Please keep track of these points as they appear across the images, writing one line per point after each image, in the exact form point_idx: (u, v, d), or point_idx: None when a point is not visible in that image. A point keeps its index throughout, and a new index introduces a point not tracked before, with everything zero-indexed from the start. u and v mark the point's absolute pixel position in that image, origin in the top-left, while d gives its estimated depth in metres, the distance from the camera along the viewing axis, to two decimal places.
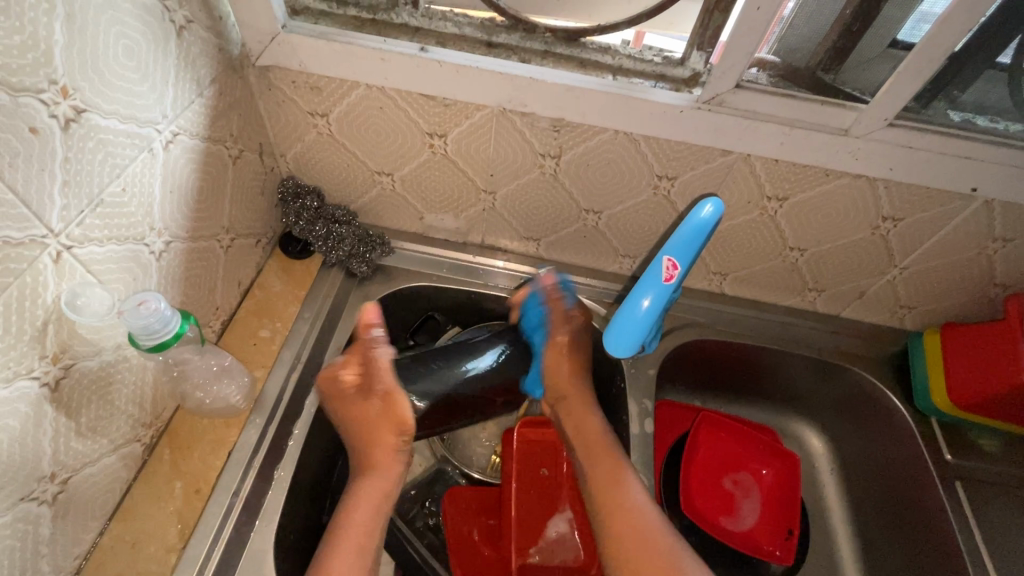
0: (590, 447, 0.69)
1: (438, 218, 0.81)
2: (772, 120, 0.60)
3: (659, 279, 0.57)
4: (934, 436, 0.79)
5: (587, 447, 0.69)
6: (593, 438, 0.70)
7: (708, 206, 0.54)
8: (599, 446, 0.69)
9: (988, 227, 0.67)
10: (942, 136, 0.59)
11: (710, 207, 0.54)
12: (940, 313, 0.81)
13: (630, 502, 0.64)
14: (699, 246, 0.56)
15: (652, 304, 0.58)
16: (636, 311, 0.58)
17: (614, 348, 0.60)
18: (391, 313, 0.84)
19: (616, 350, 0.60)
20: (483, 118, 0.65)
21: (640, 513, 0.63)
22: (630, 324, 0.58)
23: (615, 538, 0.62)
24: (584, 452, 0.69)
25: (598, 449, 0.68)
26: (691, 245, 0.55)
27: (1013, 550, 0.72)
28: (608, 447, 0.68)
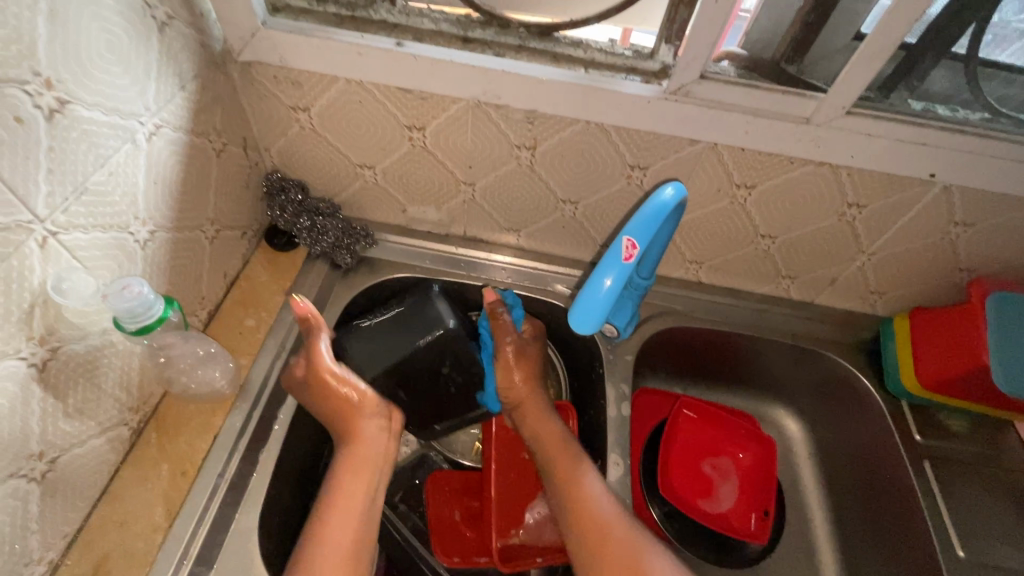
0: (552, 449, 0.72)
1: (421, 210, 0.83)
2: (737, 109, 0.62)
3: (618, 258, 0.58)
4: (904, 417, 0.81)
5: (546, 450, 0.72)
6: (553, 440, 0.72)
7: (667, 189, 0.58)
8: (555, 443, 0.72)
9: (949, 213, 0.70)
10: (900, 123, 0.62)
11: (671, 191, 0.58)
12: (909, 298, 0.83)
13: (588, 493, 0.66)
14: (654, 232, 0.58)
15: (613, 283, 0.58)
16: (597, 290, 0.58)
17: (579, 327, 0.59)
18: (375, 304, 0.86)
19: (579, 328, 0.60)
20: (459, 111, 0.67)
21: (591, 492, 0.66)
22: (592, 303, 0.59)
23: (578, 529, 0.65)
24: (544, 454, 0.72)
25: (556, 448, 0.72)
26: (644, 236, 0.58)
27: (980, 525, 0.75)
28: (562, 446, 0.72)
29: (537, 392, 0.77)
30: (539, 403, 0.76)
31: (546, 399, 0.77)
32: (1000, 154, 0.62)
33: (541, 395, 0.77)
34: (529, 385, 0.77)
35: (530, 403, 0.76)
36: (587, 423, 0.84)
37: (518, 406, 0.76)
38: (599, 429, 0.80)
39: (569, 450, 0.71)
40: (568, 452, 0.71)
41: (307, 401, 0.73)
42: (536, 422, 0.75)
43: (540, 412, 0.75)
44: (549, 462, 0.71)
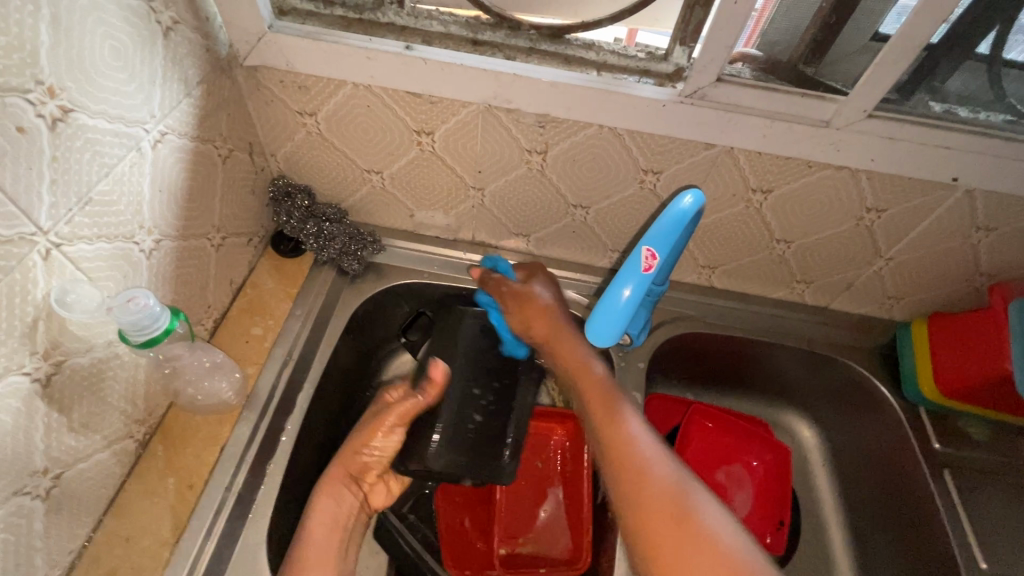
0: (596, 398, 0.64)
1: (428, 215, 0.82)
2: (754, 112, 0.61)
3: (633, 270, 0.57)
4: (922, 425, 0.80)
5: (591, 399, 0.64)
6: (601, 395, 0.64)
7: (686, 197, 0.55)
8: (598, 394, 0.64)
9: (971, 217, 0.68)
10: (922, 126, 0.60)
11: (689, 199, 0.55)
12: (927, 304, 0.81)
13: (632, 444, 0.58)
14: (676, 237, 0.57)
15: (632, 293, 0.57)
16: (615, 302, 0.58)
17: (594, 339, 0.59)
18: (383, 310, 0.85)
19: (596, 339, 0.60)
20: (468, 115, 0.66)
21: (639, 445, 0.58)
22: (608, 314, 0.58)
23: (634, 501, 0.54)
24: (588, 405, 0.64)
25: (599, 397, 0.64)
26: (670, 238, 0.56)
27: (1001, 536, 0.73)
28: (607, 397, 0.63)
29: (586, 348, 0.69)
30: (568, 334, 0.70)
31: (592, 350, 0.70)
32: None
33: (569, 326, 0.71)
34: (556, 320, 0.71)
35: (557, 334, 0.70)
36: None
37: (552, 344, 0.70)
38: None
39: (615, 403, 0.63)
40: (611, 398, 0.63)
41: (315, 411, 0.72)
42: (579, 370, 0.67)
43: (569, 346, 0.69)
44: (595, 419, 0.62)
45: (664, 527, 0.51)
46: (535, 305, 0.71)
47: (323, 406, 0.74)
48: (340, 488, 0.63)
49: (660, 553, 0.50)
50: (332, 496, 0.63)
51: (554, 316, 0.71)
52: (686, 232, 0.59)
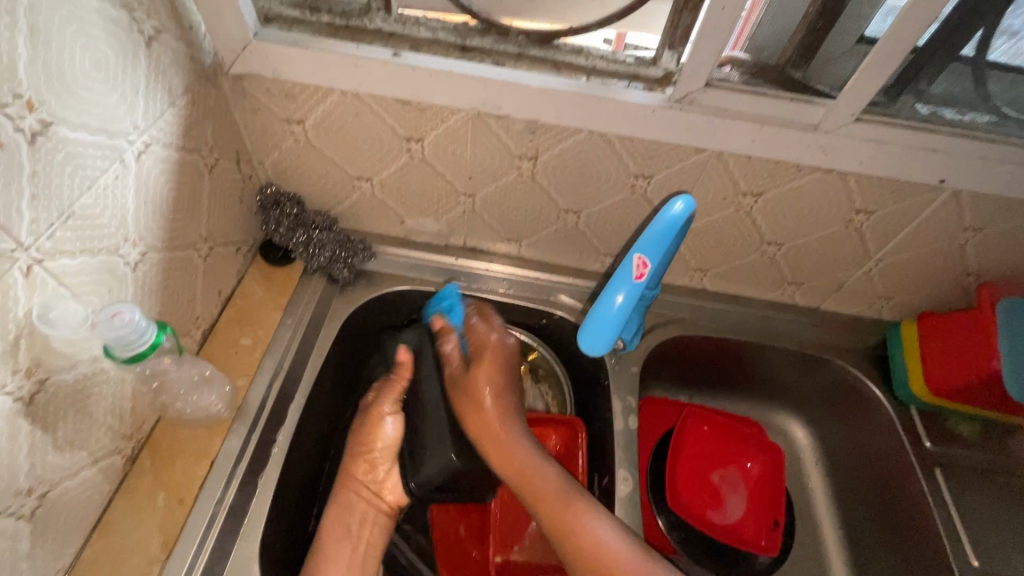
0: (546, 505, 0.61)
1: (419, 221, 0.81)
2: (743, 116, 0.61)
3: (623, 280, 0.57)
4: (913, 424, 0.80)
5: (546, 506, 0.61)
6: (554, 494, 0.61)
7: (677, 203, 0.55)
8: (551, 496, 0.61)
9: (959, 218, 0.69)
10: (910, 129, 0.61)
11: (680, 205, 0.55)
12: (916, 303, 0.82)
13: (603, 546, 0.57)
14: (667, 244, 0.57)
15: (624, 301, 0.58)
16: (606, 311, 0.58)
17: (587, 349, 0.59)
18: (374, 318, 0.84)
19: (590, 348, 0.59)
20: (458, 122, 0.66)
21: (603, 543, 0.57)
22: (601, 324, 0.58)
23: None
24: (540, 508, 0.61)
25: (549, 506, 0.61)
26: (659, 246, 0.56)
27: (993, 534, 0.74)
28: (558, 497, 0.61)
29: (512, 430, 0.66)
30: (501, 438, 0.65)
31: (531, 441, 0.66)
32: (1010, 159, 0.61)
33: (506, 425, 0.66)
34: (497, 410, 0.67)
35: (492, 438, 0.65)
36: (593, 436, 0.83)
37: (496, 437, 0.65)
38: (605, 442, 0.79)
39: (568, 503, 0.60)
40: (560, 496, 0.61)
41: (307, 422, 0.71)
42: (523, 480, 0.63)
43: (505, 454, 0.64)
44: (551, 530, 0.60)
45: None
46: (474, 388, 0.68)
47: (315, 416, 0.74)
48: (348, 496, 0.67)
49: None
50: (341, 506, 0.66)
51: (496, 375, 0.69)
52: (679, 237, 0.59)
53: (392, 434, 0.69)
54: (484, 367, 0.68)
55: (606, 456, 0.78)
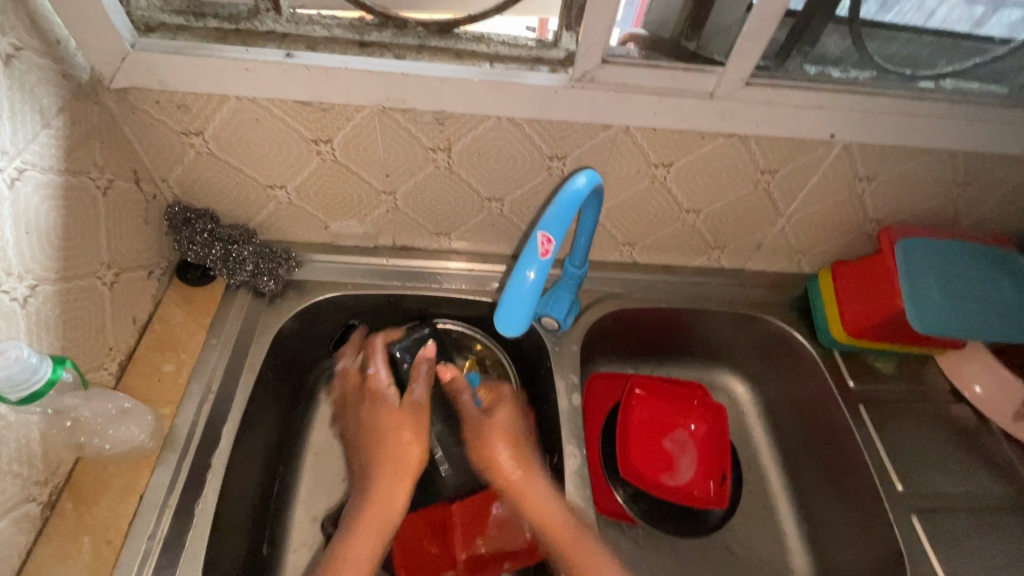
0: (510, 477, 0.71)
1: (343, 224, 0.80)
2: (644, 91, 0.62)
3: (528, 260, 0.49)
4: (837, 367, 0.86)
5: (513, 485, 0.71)
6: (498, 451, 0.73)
7: (580, 177, 0.52)
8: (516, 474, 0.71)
9: (853, 169, 0.73)
10: (796, 88, 0.64)
11: (583, 179, 0.52)
12: (830, 254, 0.87)
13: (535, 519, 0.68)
14: (573, 216, 0.51)
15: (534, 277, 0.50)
16: (520, 288, 0.50)
17: (508, 329, 0.51)
18: (308, 328, 0.82)
19: (506, 330, 0.52)
20: (364, 119, 0.64)
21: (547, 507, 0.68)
22: (519, 303, 0.51)
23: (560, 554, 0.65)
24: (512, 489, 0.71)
25: (517, 472, 0.71)
26: (567, 216, 0.50)
27: (916, 458, 0.79)
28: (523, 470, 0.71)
29: (480, 414, 0.75)
30: (500, 424, 0.74)
31: (512, 421, 0.75)
32: (885, 108, 0.66)
33: (500, 418, 0.74)
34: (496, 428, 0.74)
35: (488, 426, 0.74)
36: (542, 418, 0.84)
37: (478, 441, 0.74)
38: (551, 421, 0.80)
39: (530, 479, 0.71)
40: (528, 474, 0.71)
41: (245, 441, 0.69)
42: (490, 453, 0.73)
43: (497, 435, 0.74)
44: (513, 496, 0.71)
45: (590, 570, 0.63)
46: (478, 419, 0.74)
47: (253, 436, 0.71)
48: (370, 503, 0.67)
49: None
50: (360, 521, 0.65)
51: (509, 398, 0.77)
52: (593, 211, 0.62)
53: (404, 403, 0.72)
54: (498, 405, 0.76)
55: (554, 435, 0.79)
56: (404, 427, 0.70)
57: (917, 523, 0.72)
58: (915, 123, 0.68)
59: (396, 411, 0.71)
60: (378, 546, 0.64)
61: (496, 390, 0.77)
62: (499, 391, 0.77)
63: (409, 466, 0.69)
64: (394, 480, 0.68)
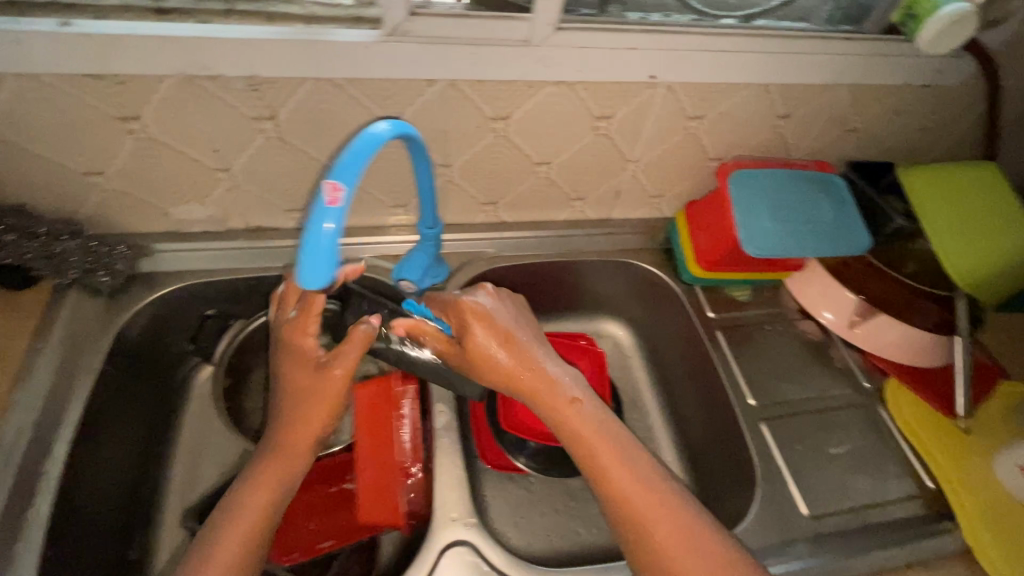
0: (528, 390, 0.65)
1: (185, 209, 0.76)
2: (458, 42, 0.63)
3: (319, 208, 0.46)
4: (698, 300, 0.92)
5: (539, 397, 0.65)
6: (517, 364, 0.66)
7: (381, 124, 0.52)
8: (537, 384, 0.65)
9: (682, 109, 0.78)
10: (606, 31, 0.67)
11: (384, 126, 0.52)
12: (683, 195, 0.92)
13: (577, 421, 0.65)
14: (368, 164, 0.49)
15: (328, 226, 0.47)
16: (316, 239, 0.47)
17: (307, 280, 0.48)
18: (160, 322, 0.79)
19: (308, 284, 0.48)
20: (171, 91, 0.62)
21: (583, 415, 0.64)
22: (319, 255, 0.47)
23: (594, 469, 0.62)
24: (535, 401, 0.65)
25: (534, 384, 0.65)
26: (360, 162, 0.49)
27: (767, 374, 0.86)
28: (547, 382, 0.65)
29: (489, 328, 0.67)
30: (500, 339, 0.66)
31: (521, 333, 0.68)
32: (693, 47, 0.70)
33: (489, 330, 0.66)
34: (501, 342, 0.66)
35: (485, 344, 0.66)
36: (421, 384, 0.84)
37: (478, 365, 0.66)
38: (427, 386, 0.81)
39: (552, 391, 0.65)
40: (549, 384, 0.65)
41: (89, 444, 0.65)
42: (505, 371, 0.65)
43: (489, 355, 0.66)
44: (542, 409, 0.65)
45: (643, 480, 0.61)
46: (472, 344, 0.66)
47: (97, 439, 0.68)
48: (273, 452, 0.62)
49: (636, 506, 0.59)
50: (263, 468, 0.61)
51: (482, 315, 0.67)
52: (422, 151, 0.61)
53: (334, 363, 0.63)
54: (479, 323, 0.67)
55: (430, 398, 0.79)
56: (327, 379, 0.62)
57: (767, 432, 0.79)
58: (724, 59, 0.72)
59: (313, 374, 0.63)
60: (275, 497, 0.59)
61: (450, 304, 0.69)
62: (460, 305, 0.67)
63: (325, 425, 0.63)
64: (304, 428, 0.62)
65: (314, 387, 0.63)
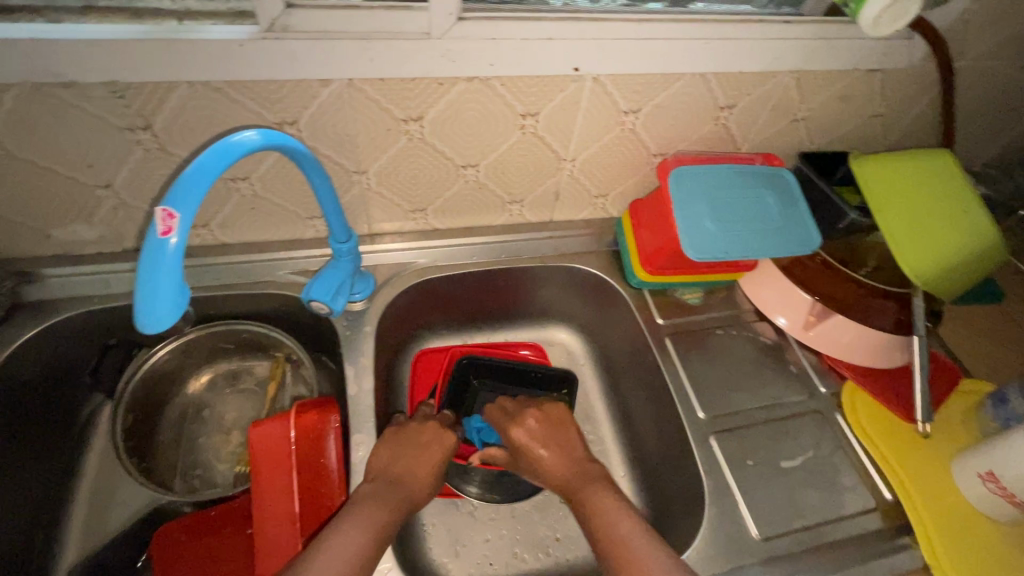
0: (570, 479, 0.68)
1: (69, 230, 0.68)
2: (350, 36, 0.57)
3: (149, 239, 0.41)
4: (647, 306, 0.86)
5: (576, 492, 0.66)
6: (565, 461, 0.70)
7: (246, 133, 0.46)
8: (580, 478, 0.67)
9: (614, 103, 0.72)
10: (518, 21, 0.61)
11: (249, 135, 0.46)
12: (628, 194, 0.86)
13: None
14: (213, 186, 0.44)
15: (168, 255, 0.42)
16: (153, 273, 0.41)
17: (147, 326, 0.43)
18: (54, 356, 0.72)
19: (150, 324, 0.43)
20: (22, 101, 0.55)
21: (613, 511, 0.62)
22: (158, 289, 0.42)
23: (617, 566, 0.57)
24: (574, 493, 0.66)
25: (576, 475, 0.68)
26: (202, 185, 0.43)
27: (719, 383, 0.81)
28: (590, 476, 0.67)
29: (558, 436, 0.73)
30: (560, 434, 0.73)
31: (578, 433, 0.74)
32: (617, 35, 0.64)
33: (567, 433, 0.74)
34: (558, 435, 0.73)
35: (555, 432, 0.73)
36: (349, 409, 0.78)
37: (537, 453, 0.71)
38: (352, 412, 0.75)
39: (596, 484, 0.66)
40: (591, 476, 0.67)
41: None
42: (554, 464, 0.70)
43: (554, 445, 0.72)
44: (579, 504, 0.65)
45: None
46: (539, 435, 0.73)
47: None
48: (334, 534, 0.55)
49: None
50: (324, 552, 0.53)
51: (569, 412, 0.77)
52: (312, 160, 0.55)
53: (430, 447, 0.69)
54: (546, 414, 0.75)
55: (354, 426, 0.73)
56: (421, 457, 0.67)
57: (717, 446, 0.74)
58: (654, 48, 0.67)
59: (423, 454, 0.68)
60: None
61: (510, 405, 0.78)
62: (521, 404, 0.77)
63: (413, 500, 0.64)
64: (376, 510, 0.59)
65: (408, 467, 0.66)
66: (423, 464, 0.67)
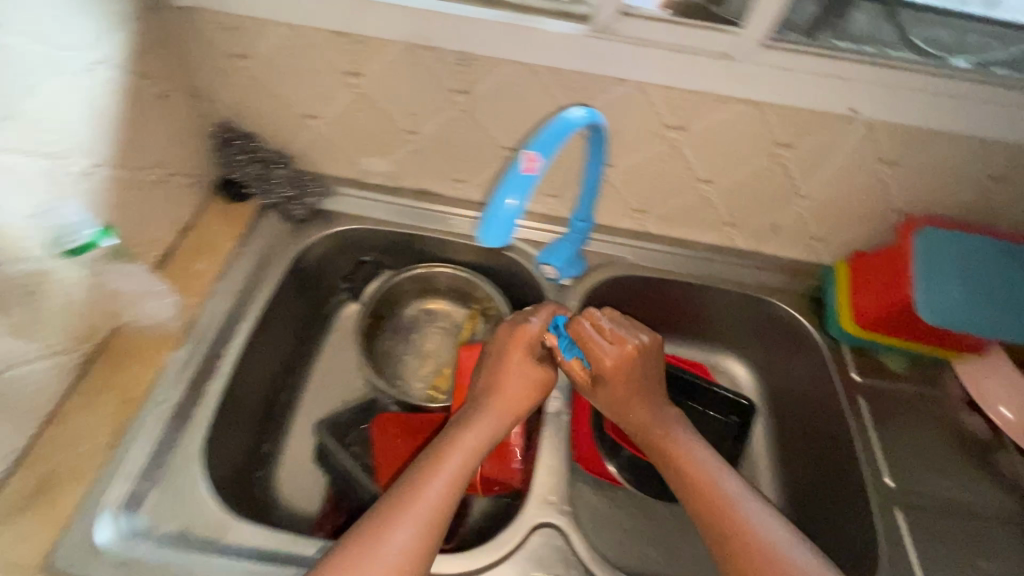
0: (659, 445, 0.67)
1: (369, 161, 0.85)
2: (659, 46, 0.65)
3: (513, 175, 0.53)
4: (844, 360, 0.83)
5: (669, 454, 0.65)
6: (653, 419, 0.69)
7: (578, 110, 0.57)
8: (668, 442, 0.66)
9: (876, 150, 0.72)
10: (814, 56, 0.64)
11: (580, 113, 0.57)
12: (850, 244, 0.85)
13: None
14: (559, 148, 0.56)
15: (518, 189, 0.53)
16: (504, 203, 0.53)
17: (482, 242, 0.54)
18: (327, 258, 0.89)
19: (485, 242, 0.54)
20: (394, 55, 0.70)
21: (721, 488, 0.61)
22: (501, 216, 0.53)
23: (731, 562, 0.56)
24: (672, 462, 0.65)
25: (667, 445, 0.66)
26: (554, 145, 0.55)
27: (912, 460, 0.76)
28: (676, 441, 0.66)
29: (648, 381, 0.71)
30: (642, 378, 0.70)
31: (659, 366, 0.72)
32: (907, 86, 0.65)
33: (649, 368, 0.71)
34: (642, 382, 0.70)
35: (636, 375, 0.70)
36: None
37: (624, 404, 0.69)
38: None
39: (689, 457, 0.64)
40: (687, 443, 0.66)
41: (257, 343, 0.76)
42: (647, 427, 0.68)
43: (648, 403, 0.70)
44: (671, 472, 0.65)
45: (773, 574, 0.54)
46: (637, 370, 0.70)
47: (265, 344, 0.78)
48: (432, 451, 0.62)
49: None
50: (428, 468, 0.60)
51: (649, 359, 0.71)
52: (603, 141, 0.66)
53: (524, 377, 0.69)
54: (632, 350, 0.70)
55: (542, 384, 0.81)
56: (507, 380, 0.68)
57: (901, 520, 0.70)
58: (942, 104, 0.66)
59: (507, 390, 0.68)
60: (448, 497, 0.58)
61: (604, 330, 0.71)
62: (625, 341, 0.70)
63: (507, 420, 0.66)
64: (472, 432, 0.64)
65: (501, 392, 0.68)
66: (519, 386, 0.68)
